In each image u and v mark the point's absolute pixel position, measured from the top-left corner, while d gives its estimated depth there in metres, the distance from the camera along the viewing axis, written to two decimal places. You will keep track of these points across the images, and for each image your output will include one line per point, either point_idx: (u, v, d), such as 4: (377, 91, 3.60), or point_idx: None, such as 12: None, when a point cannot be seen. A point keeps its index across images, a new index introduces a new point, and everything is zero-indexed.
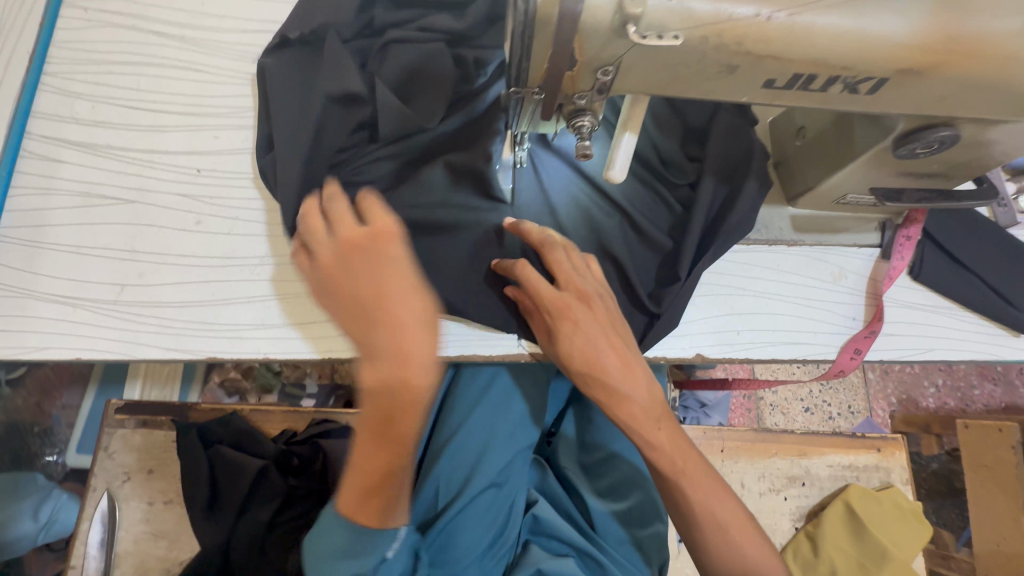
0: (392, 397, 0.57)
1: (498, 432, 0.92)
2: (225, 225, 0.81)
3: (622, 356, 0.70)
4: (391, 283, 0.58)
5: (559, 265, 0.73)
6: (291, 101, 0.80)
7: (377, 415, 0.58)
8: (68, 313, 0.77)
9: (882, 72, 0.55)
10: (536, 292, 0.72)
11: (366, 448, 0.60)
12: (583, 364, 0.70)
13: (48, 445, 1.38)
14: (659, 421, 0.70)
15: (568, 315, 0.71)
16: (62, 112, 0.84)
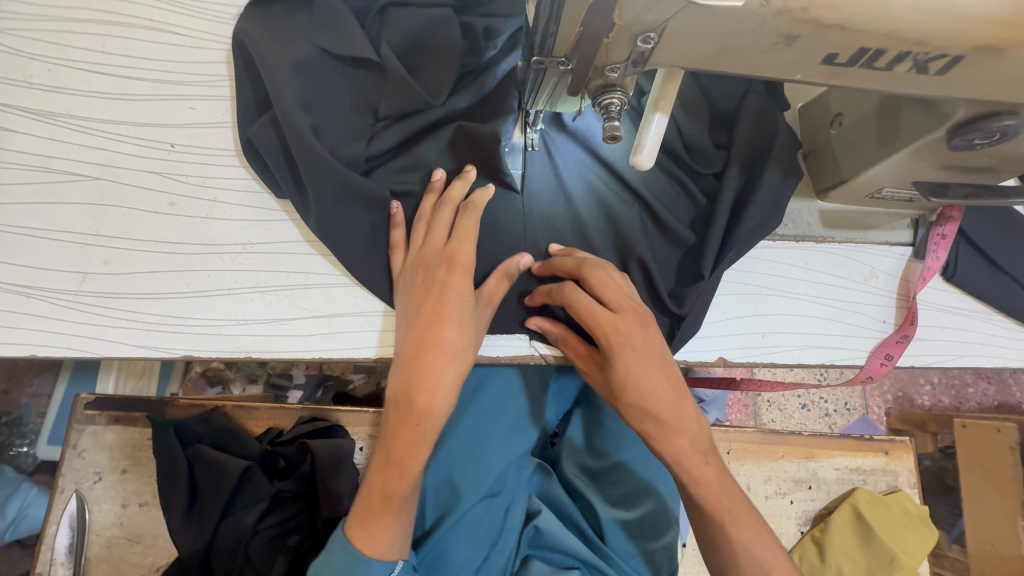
0: (414, 410, 0.63)
1: (489, 438, 0.89)
2: (203, 208, 0.73)
3: (674, 384, 0.64)
4: (444, 302, 0.65)
5: (608, 287, 0.67)
6: (273, 61, 0.69)
7: (400, 427, 0.63)
8: (22, 304, 0.68)
9: (958, 49, 0.48)
10: (584, 313, 0.66)
11: (384, 458, 0.64)
12: (635, 394, 0.63)
13: (18, 436, 1.32)
14: (707, 455, 0.63)
15: (625, 340, 0.64)
16: (13, 74, 0.74)
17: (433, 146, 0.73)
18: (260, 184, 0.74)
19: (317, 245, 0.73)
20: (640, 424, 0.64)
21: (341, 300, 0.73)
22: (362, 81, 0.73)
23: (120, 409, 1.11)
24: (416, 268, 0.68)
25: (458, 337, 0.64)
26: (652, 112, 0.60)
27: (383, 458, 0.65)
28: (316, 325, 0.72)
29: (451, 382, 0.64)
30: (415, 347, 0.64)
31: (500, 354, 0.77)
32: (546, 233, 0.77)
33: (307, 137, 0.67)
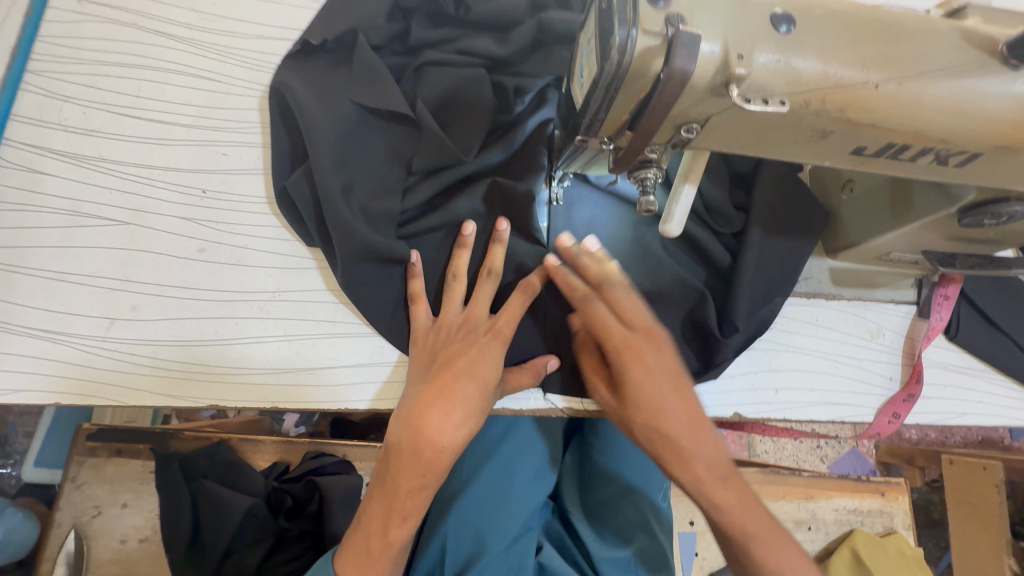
0: (420, 461, 0.60)
1: (515, 486, 0.90)
2: (233, 254, 0.73)
3: (689, 404, 0.62)
4: (477, 362, 0.65)
5: (621, 300, 0.66)
6: (310, 117, 0.71)
7: (403, 474, 0.61)
8: (47, 350, 0.67)
9: (978, 147, 0.52)
10: (599, 322, 0.66)
11: (382, 502, 0.62)
12: (649, 414, 0.62)
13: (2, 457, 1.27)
14: (734, 486, 0.62)
15: (633, 354, 0.63)
16: (48, 117, 0.74)
17: (465, 203, 0.75)
18: (291, 233, 0.75)
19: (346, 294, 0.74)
20: (658, 452, 0.63)
21: (369, 350, 0.73)
22: (396, 136, 0.74)
23: (120, 441, 1.09)
24: (452, 329, 0.70)
25: (480, 397, 0.64)
26: (681, 182, 0.62)
27: (379, 500, 0.62)
28: (343, 375, 0.72)
29: (463, 440, 0.62)
30: (435, 396, 0.63)
31: (524, 407, 0.78)
32: (571, 286, 0.79)
33: (339, 196, 0.69)
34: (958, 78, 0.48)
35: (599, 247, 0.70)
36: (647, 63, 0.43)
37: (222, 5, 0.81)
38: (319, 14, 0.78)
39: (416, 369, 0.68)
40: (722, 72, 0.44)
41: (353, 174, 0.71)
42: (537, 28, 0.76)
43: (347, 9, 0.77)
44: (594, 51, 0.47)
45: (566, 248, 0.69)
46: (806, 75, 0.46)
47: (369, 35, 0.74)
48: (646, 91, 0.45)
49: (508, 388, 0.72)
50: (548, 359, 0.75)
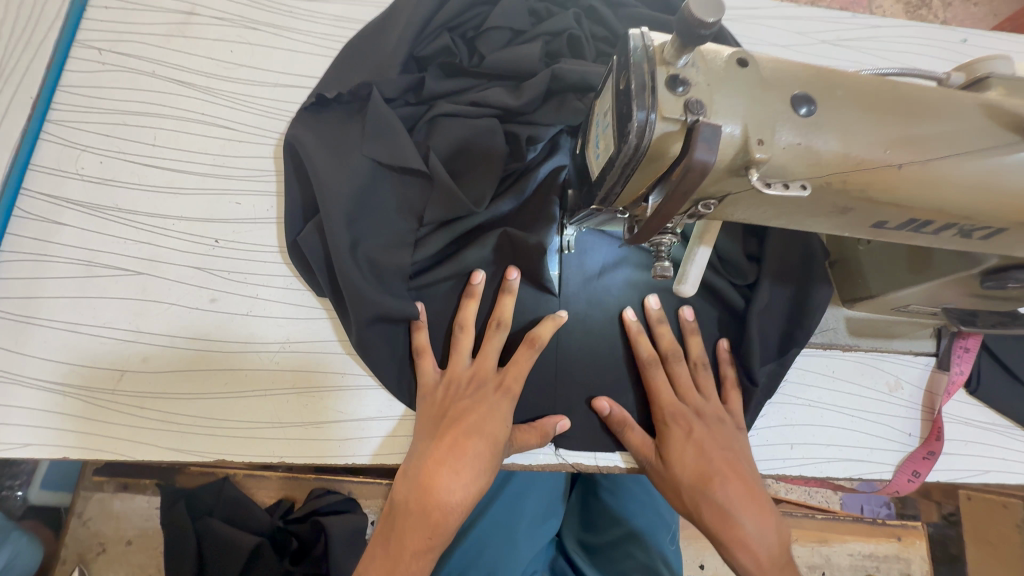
0: (428, 520, 0.59)
1: (519, 530, 0.87)
2: (244, 304, 0.73)
3: (743, 482, 0.69)
4: (487, 419, 0.65)
5: (679, 376, 0.76)
6: (323, 170, 0.71)
7: (410, 535, 0.59)
8: (59, 402, 0.67)
9: (1003, 224, 0.50)
10: (655, 392, 0.74)
11: (383, 564, 0.59)
12: (705, 485, 0.68)
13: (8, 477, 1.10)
14: (788, 570, 0.66)
15: (684, 427, 0.72)
16: (65, 166, 0.75)
17: (473, 253, 0.74)
18: (302, 283, 0.75)
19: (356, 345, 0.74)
20: (715, 528, 0.66)
21: (378, 402, 0.73)
22: (408, 188, 0.74)
23: (127, 476, 1.10)
24: (461, 383, 0.69)
25: (490, 455, 0.64)
26: (696, 244, 0.61)
27: (382, 564, 0.59)
28: (351, 429, 0.71)
29: (471, 499, 0.61)
30: (445, 453, 0.63)
31: (532, 461, 0.76)
32: (583, 338, 0.78)
33: (348, 252, 0.69)
34: (983, 157, 0.47)
35: (660, 318, 0.77)
36: (665, 147, 0.43)
37: (238, 53, 0.82)
38: (333, 67, 0.79)
39: (422, 423, 0.67)
40: (742, 154, 0.44)
41: (362, 228, 0.71)
42: (549, 78, 0.76)
43: (363, 64, 0.78)
44: (612, 128, 0.46)
45: (629, 322, 0.77)
46: (828, 156, 0.45)
47: (383, 87, 0.74)
48: (667, 170, 0.45)
49: (515, 445, 0.70)
50: (558, 423, 0.73)
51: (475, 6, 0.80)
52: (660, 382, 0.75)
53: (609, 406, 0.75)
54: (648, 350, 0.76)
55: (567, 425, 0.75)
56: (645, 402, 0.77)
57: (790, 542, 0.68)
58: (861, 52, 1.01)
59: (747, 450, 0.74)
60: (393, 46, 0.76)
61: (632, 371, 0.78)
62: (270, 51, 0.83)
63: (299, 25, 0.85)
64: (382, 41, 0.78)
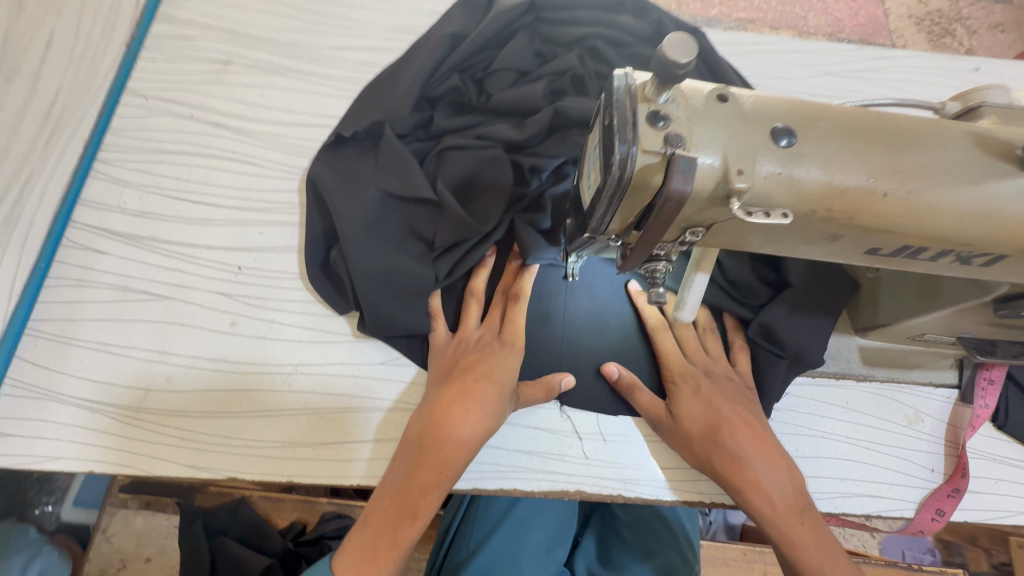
0: (438, 454, 0.64)
1: (522, 561, 0.85)
2: (262, 327, 0.77)
3: (752, 429, 0.71)
4: (496, 368, 0.71)
5: (687, 338, 0.79)
6: (339, 200, 0.76)
7: (423, 471, 0.64)
8: (87, 418, 0.72)
9: (1002, 250, 0.50)
10: (665, 353, 0.77)
11: (396, 496, 0.63)
12: (714, 433, 0.70)
13: (45, 493, 1.22)
14: (803, 514, 0.67)
15: (691, 382, 0.75)
16: (109, 201, 0.82)
17: (473, 259, 0.76)
18: (323, 305, 0.79)
19: (363, 367, 0.77)
20: (727, 473, 0.68)
21: (383, 426, 0.74)
22: (417, 215, 0.78)
23: (151, 494, 1.14)
24: (470, 341, 0.74)
25: (498, 400, 0.69)
26: (693, 271, 0.62)
27: (394, 495, 0.63)
28: (356, 450, 0.73)
29: (480, 437, 0.67)
30: (455, 394, 0.68)
31: (534, 487, 0.74)
32: (587, 362, 0.79)
33: (359, 274, 0.73)
34: (975, 185, 0.48)
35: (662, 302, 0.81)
36: (649, 175, 0.45)
37: (267, 97, 0.90)
38: (352, 108, 0.85)
39: (433, 377, 0.72)
40: (722, 185, 0.46)
41: (369, 248, 0.75)
42: (553, 114, 0.80)
43: (378, 103, 0.83)
44: (600, 163, 0.49)
45: (636, 292, 0.80)
46: (809, 185, 0.46)
47: (396, 124, 0.79)
48: (650, 201, 0.47)
49: (520, 400, 0.73)
50: (558, 378, 0.73)
51: (484, 49, 0.85)
52: (670, 342, 0.78)
53: (618, 370, 0.76)
54: (653, 318, 0.79)
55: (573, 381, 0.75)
56: (654, 366, 0.80)
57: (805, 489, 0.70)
58: (869, 83, 1.02)
59: (759, 409, 0.76)
60: (407, 87, 0.81)
61: (643, 339, 0.81)
62: (296, 94, 0.90)
63: (325, 70, 0.92)
64: (397, 83, 0.84)
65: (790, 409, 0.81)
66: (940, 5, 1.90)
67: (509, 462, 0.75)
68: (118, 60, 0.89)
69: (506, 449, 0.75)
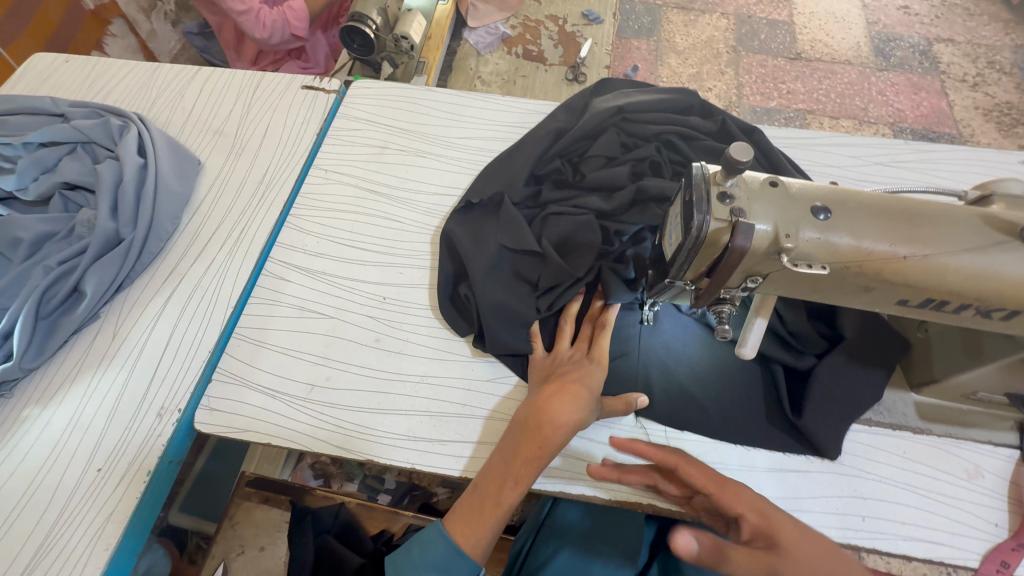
0: (540, 433, 0.81)
1: (596, 567, 0.95)
2: (398, 344, 0.99)
3: (818, 560, 0.65)
4: (587, 375, 0.88)
5: (689, 466, 0.76)
6: (468, 250, 1.00)
7: (526, 445, 0.81)
8: (268, 402, 0.94)
9: (1014, 305, 0.62)
10: (686, 480, 0.75)
11: (503, 464, 0.81)
12: (773, 567, 0.67)
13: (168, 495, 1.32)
14: None
15: (726, 510, 0.72)
16: (295, 243, 1.10)
17: (565, 298, 0.97)
18: (447, 329, 1.01)
19: (474, 382, 0.95)
20: None
21: (486, 431, 0.91)
22: (526, 263, 1.00)
23: (268, 490, 1.34)
24: (564, 357, 0.93)
25: (589, 399, 0.85)
26: (754, 316, 0.76)
27: (499, 465, 0.81)
28: (462, 448, 0.90)
29: (574, 425, 0.83)
30: (555, 391, 0.86)
31: (613, 496, 0.87)
32: (659, 393, 0.94)
33: (481, 305, 0.95)
34: (983, 253, 0.62)
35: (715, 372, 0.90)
36: (717, 235, 0.63)
37: (413, 172, 1.18)
38: (477, 182, 1.11)
39: (533, 382, 0.91)
40: (774, 244, 0.63)
41: (487, 285, 0.97)
42: (635, 191, 0.99)
43: (499, 178, 1.09)
44: (679, 227, 0.68)
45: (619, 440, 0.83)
46: (843, 247, 0.62)
47: (512, 195, 1.04)
48: (719, 253, 0.65)
49: (604, 410, 0.88)
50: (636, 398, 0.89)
51: (582, 140, 1.10)
52: (684, 469, 0.76)
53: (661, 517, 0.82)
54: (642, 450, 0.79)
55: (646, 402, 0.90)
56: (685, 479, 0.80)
57: None
58: (916, 171, 1.17)
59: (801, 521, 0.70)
60: (521, 168, 1.06)
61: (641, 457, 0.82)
62: (434, 171, 1.18)
63: (455, 154, 1.20)
64: (512, 163, 1.10)
65: (850, 453, 0.90)
66: (1005, 99, 2.04)
67: (590, 471, 0.89)
68: (310, 145, 1.21)
69: (588, 460, 0.89)
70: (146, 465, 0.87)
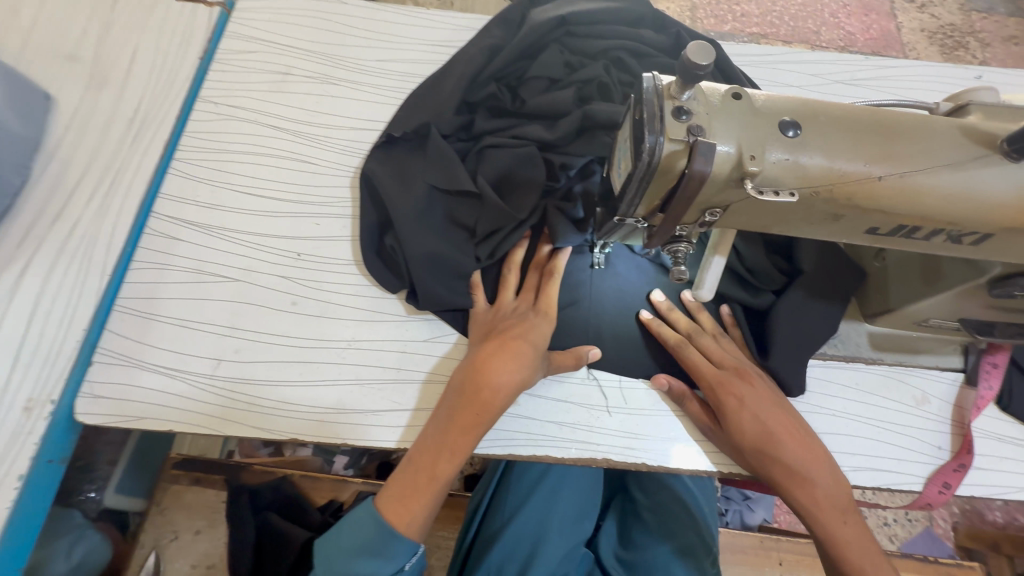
0: (478, 399, 0.73)
1: (553, 528, 0.93)
2: (319, 307, 0.86)
3: (799, 439, 0.76)
4: (530, 330, 0.79)
5: (708, 347, 0.83)
6: (393, 193, 0.86)
7: (462, 412, 0.73)
8: (168, 383, 0.81)
9: (988, 229, 0.57)
10: (695, 366, 0.81)
11: (438, 434, 0.73)
12: (766, 445, 0.75)
13: (86, 481, 1.25)
14: (846, 514, 0.73)
15: (733, 392, 0.78)
16: (185, 194, 0.93)
17: (508, 244, 0.85)
18: (375, 286, 0.88)
19: (410, 343, 0.85)
20: (781, 479, 0.74)
21: (425, 396, 0.82)
22: (462, 206, 0.88)
23: (200, 470, 1.23)
24: (507, 311, 0.83)
25: (532, 356, 0.77)
26: (712, 254, 0.70)
27: (434, 436, 0.74)
28: (397, 417, 0.81)
29: (515, 386, 0.75)
30: (494, 350, 0.76)
31: (564, 454, 0.81)
32: (612, 342, 0.87)
33: (411, 257, 0.83)
34: (961, 170, 0.55)
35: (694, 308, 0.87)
36: (672, 161, 0.53)
37: (323, 104, 1.00)
38: (399, 112, 0.95)
39: (472, 340, 0.82)
40: (737, 169, 0.53)
41: (417, 233, 0.84)
42: (582, 117, 0.86)
43: (424, 106, 0.93)
44: (629, 152, 0.57)
45: (648, 321, 0.86)
46: (814, 170, 0.54)
47: (440, 126, 0.89)
48: (675, 183, 0.55)
49: (552, 365, 0.81)
50: (592, 351, 0.83)
51: (519, 60, 0.94)
52: (697, 355, 0.82)
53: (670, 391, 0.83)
54: (670, 341, 0.84)
55: (599, 354, 0.84)
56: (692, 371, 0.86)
57: (851, 491, 0.76)
58: (874, 90, 1.09)
59: (792, 407, 0.80)
60: (449, 92, 0.90)
61: (654, 342, 0.88)
62: (349, 102, 1.00)
63: (373, 80, 1.02)
64: (440, 88, 0.94)
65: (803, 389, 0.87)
66: (951, 20, 1.98)
67: (540, 430, 0.82)
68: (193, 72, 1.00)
69: (538, 419, 0.83)
70: (15, 469, 0.73)
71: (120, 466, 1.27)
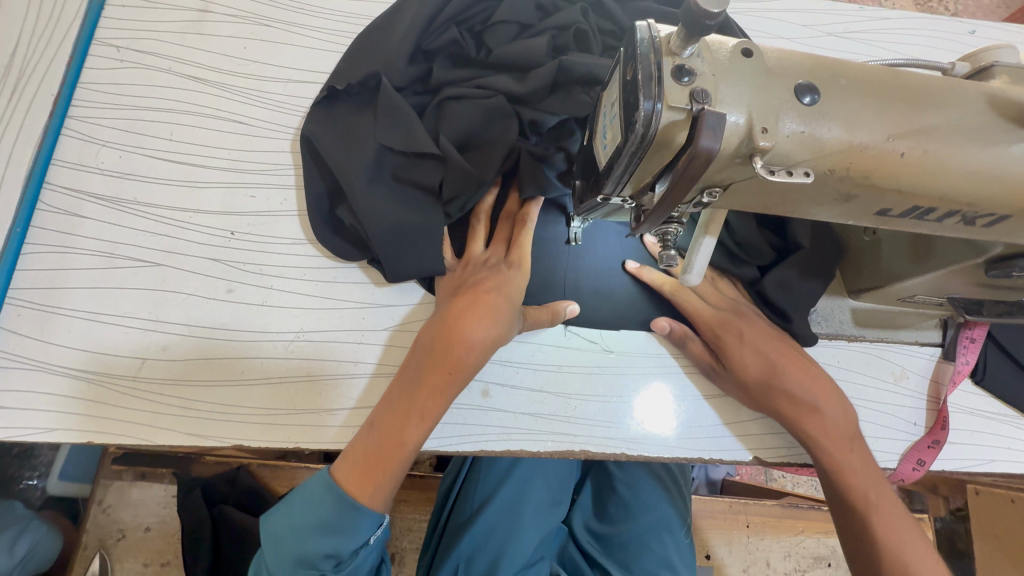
0: (449, 358, 0.66)
1: (526, 517, 0.89)
2: (259, 294, 0.75)
3: (806, 372, 0.75)
4: (505, 283, 0.71)
5: (706, 287, 0.80)
6: (340, 158, 0.74)
7: (432, 372, 0.66)
8: (81, 389, 0.70)
9: (1007, 211, 0.51)
10: (695, 308, 0.78)
11: (405, 397, 0.66)
12: (772, 378, 0.74)
13: (27, 467, 1.15)
14: (854, 440, 0.73)
15: (733, 331, 0.76)
16: (86, 161, 0.78)
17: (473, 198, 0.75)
18: (327, 257, 0.78)
19: (367, 333, 0.76)
20: (786, 411, 0.74)
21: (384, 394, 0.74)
22: (422, 170, 0.76)
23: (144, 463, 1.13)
24: (476, 265, 0.75)
25: (508, 310, 0.70)
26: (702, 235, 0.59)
27: (401, 398, 0.66)
28: (353, 418, 0.72)
29: (490, 343, 0.68)
30: (468, 304, 0.69)
31: (539, 448, 0.76)
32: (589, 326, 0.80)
33: (370, 229, 0.73)
34: (986, 145, 0.48)
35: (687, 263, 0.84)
36: (670, 132, 0.44)
37: (250, 49, 0.84)
38: (342, 61, 0.81)
39: (440, 297, 0.74)
40: (746, 143, 0.45)
41: (371, 204, 0.73)
42: (557, 70, 0.75)
43: (371, 53, 0.79)
44: (619, 118, 0.48)
45: (637, 271, 0.82)
46: (830, 143, 0.46)
47: (391, 78, 0.76)
48: (673, 158, 0.46)
49: (526, 321, 0.75)
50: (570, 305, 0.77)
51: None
52: (694, 295, 0.79)
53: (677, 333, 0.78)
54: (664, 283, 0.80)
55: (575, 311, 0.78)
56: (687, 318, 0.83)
57: (857, 421, 0.76)
58: (866, 44, 1.01)
59: (794, 346, 0.79)
60: (400, 37, 0.76)
61: (645, 289, 0.84)
62: (281, 47, 0.85)
63: (310, 21, 0.86)
64: (390, 34, 0.79)
65: None
66: None
67: (513, 424, 0.76)
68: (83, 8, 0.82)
69: (515, 412, 0.76)
70: None
71: (58, 456, 1.17)
